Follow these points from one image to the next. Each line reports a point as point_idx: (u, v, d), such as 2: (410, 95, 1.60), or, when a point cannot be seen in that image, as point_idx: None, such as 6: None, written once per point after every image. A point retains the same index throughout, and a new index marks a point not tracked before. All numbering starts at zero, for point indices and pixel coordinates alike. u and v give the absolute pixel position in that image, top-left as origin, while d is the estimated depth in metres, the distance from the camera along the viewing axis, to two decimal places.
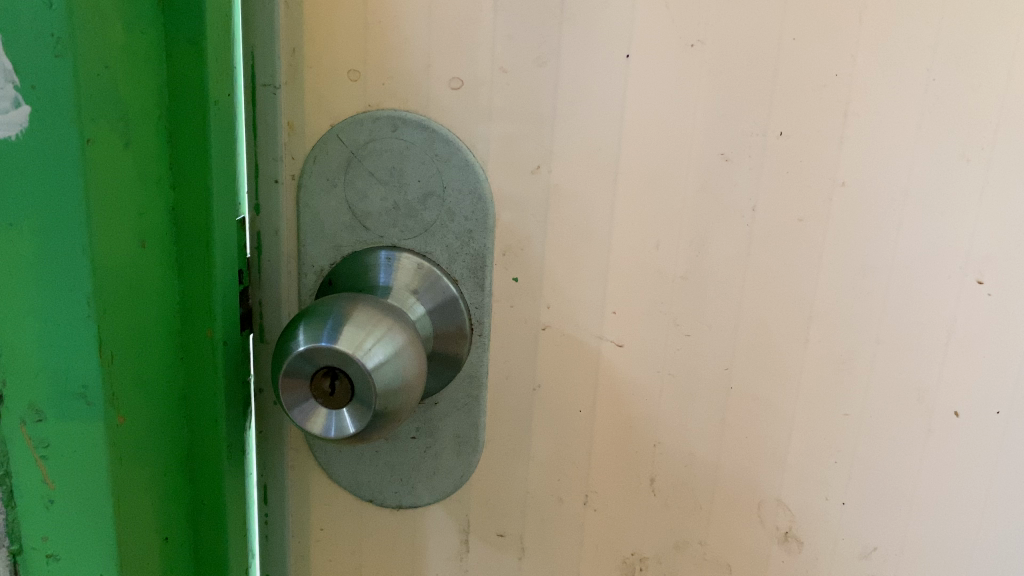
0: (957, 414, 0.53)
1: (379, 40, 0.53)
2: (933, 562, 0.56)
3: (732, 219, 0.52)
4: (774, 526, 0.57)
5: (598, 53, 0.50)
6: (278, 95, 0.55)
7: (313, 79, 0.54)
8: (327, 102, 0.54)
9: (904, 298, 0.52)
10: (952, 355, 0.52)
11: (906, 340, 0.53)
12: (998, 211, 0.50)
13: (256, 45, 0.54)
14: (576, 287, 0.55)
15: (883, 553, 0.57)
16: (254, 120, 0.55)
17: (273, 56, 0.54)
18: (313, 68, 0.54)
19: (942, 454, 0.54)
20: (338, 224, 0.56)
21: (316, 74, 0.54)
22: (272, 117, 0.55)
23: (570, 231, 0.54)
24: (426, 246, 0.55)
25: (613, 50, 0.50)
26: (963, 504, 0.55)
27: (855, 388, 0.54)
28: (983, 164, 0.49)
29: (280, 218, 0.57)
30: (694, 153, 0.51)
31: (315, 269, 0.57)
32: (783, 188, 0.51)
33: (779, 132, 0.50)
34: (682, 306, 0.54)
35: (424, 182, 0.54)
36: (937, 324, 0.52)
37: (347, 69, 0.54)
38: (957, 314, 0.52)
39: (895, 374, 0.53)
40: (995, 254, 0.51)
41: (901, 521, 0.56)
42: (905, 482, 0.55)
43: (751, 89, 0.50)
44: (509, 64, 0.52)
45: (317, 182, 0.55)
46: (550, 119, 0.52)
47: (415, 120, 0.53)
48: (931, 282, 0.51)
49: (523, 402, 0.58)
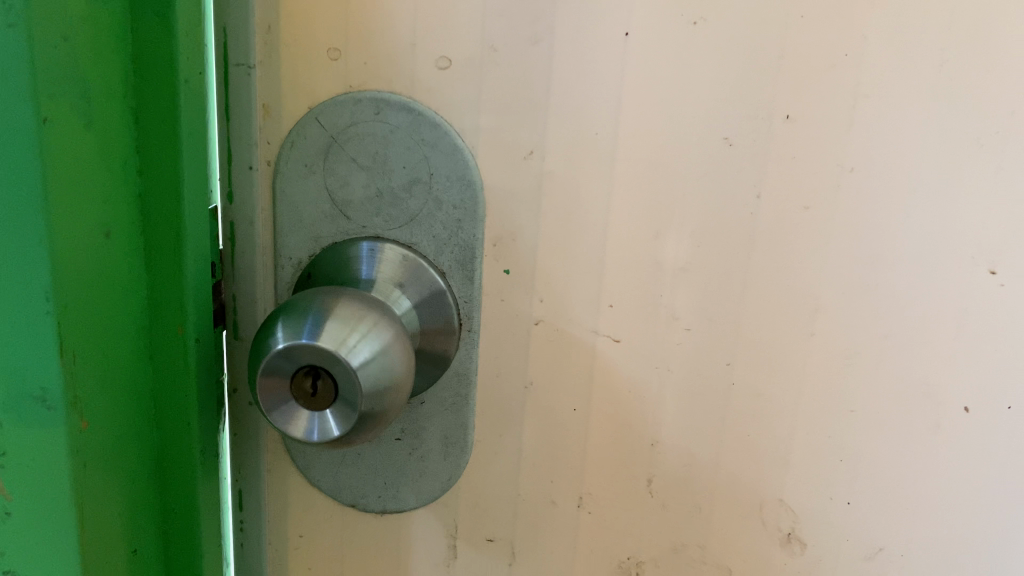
0: (967, 410, 0.51)
1: (361, 16, 0.49)
2: (941, 563, 0.54)
3: (735, 207, 0.49)
4: (776, 527, 0.55)
5: (596, 31, 0.48)
6: (253, 76, 0.51)
7: (290, 58, 0.51)
8: (305, 82, 0.51)
9: (913, 290, 0.50)
10: (963, 348, 0.50)
11: (915, 334, 0.50)
12: (1014, 198, 0.48)
13: (227, 21, 0.50)
14: (571, 280, 0.52)
15: (889, 554, 0.55)
16: (226, 102, 0.52)
17: (246, 33, 0.50)
18: (290, 46, 0.51)
19: (951, 451, 0.52)
20: (317, 213, 0.53)
21: (293, 53, 0.51)
22: (246, 99, 0.52)
23: (564, 221, 0.51)
24: (412, 236, 0.52)
25: (611, 27, 0.47)
26: (974, 503, 0.53)
27: (861, 384, 0.52)
28: (997, 148, 0.47)
29: (255, 207, 0.53)
30: (696, 137, 0.48)
31: (292, 261, 0.54)
32: (789, 173, 0.48)
33: (786, 116, 0.48)
34: (682, 299, 0.51)
35: (409, 168, 0.51)
36: (948, 315, 0.50)
37: (326, 48, 0.50)
38: (968, 305, 0.49)
39: (904, 369, 0.51)
40: (1009, 243, 0.48)
41: (908, 521, 0.54)
42: (913, 480, 0.53)
43: (757, 69, 0.47)
44: (500, 43, 0.48)
45: (294, 168, 0.52)
46: (544, 102, 0.49)
47: (399, 102, 0.50)
48: (942, 273, 0.49)
49: (514, 401, 0.55)
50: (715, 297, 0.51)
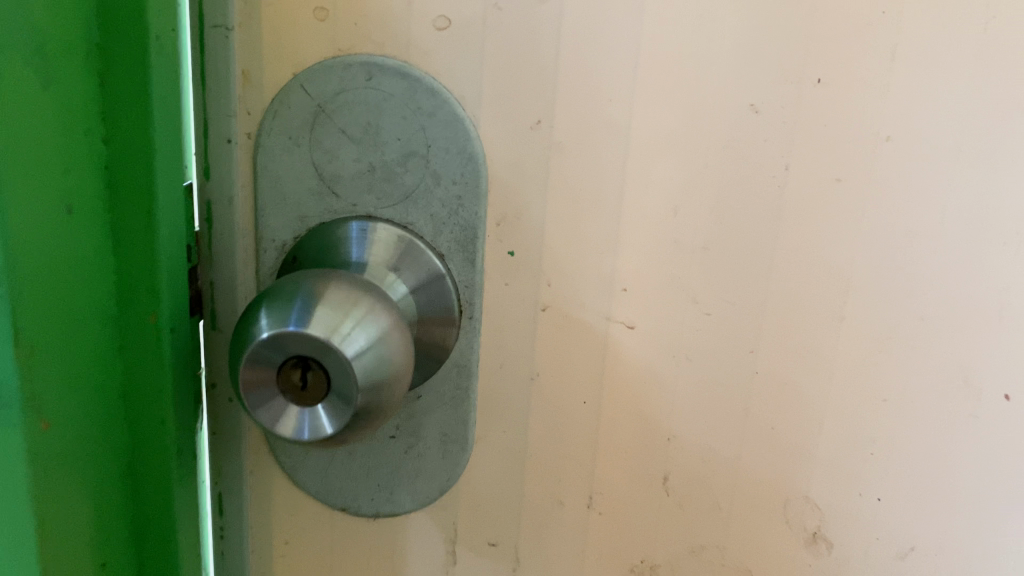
0: (1008, 398, 0.47)
1: None
2: (978, 563, 0.51)
3: (760, 180, 0.45)
4: (800, 526, 0.51)
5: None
6: (232, 38, 0.47)
7: (272, 19, 0.47)
8: (289, 46, 0.47)
9: (951, 269, 0.46)
10: (1006, 332, 0.46)
11: (954, 316, 0.47)
12: None
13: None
14: (582, 262, 0.48)
15: (921, 554, 0.51)
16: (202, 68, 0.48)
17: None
18: (272, 6, 0.47)
19: (989, 442, 0.48)
20: (303, 190, 0.48)
21: (276, 13, 0.47)
22: (225, 65, 0.47)
23: (574, 196, 0.47)
24: (407, 215, 0.48)
25: None
26: (1014, 499, 0.49)
27: (894, 371, 0.48)
28: None
29: (235, 184, 0.49)
30: (720, 104, 0.44)
31: (276, 243, 0.49)
32: (820, 142, 0.45)
33: (817, 79, 0.44)
34: (702, 281, 0.47)
35: (403, 140, 0.47)
36: (989, 296, 0.46)
37: (313, 8, 0.46)
38: (1012, 285, 0.46)
39: (940, 354, 0.47)
40: None
41: (943, 518, 0.50)
42: (948, 474, 0.49)
43: (786, 27, 0.43)
44: (504, 0, 0.44)
45: (277, 141, 0.48)
46: (553, 64, 0.45)
47: (393, 67, 0.46)
48: (983, 250, 0.45)
49: (519, 394, 0.51)
50: (738, 278, 0.47)
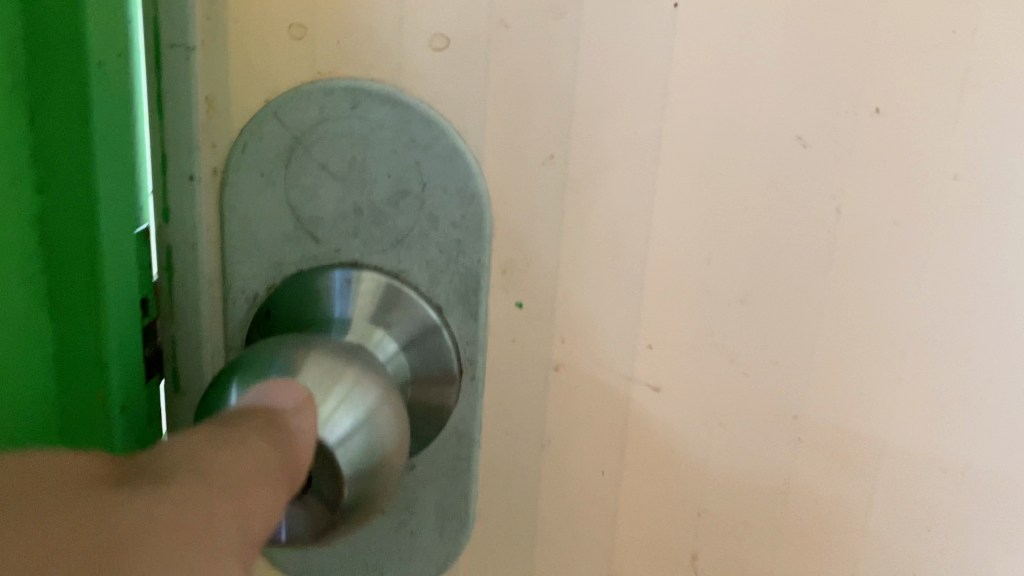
0: None
1: None
2: None
3: (807, 223, 0.40)
4: None
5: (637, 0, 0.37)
6: (192, 60, 0.39)
7: (240, 37, 0.39)
8: (259, 69, 0.40)
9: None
10: None
11: None
12: None
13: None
14: (600, 315, 0.42)
15: None
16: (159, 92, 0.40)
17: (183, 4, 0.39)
18: (239, 22, 0.39)
19: None
20: (277, 234, 0.42)
21: (244, 30, 0.39)
22: (183, 90, 0.40)
23: (593, 240, 0.41)
24: (398, 262, 0.41)
25: None
26: None
27: (956, 440, 0.41)
28: None
29: (198, 228, 0.42)
30: (762, 136, 0.38)
31: (246, 295, 0.43)
32: (876, 180, 0.38)
33: (875, 109, 0.37)
34: (738, 335, 0.42)
35: (395, 176, 0.40)
36: None
37: (287, 24, 0.39)
38: None
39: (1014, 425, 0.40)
40: None
41: None
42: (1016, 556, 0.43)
43: (840, 48, 0.37)
44: (513, 16, 0.38)
45: (247, 177, 0.41)
46: (569, 90, 0.39)
47: (383, 93, 0.39)
48: None
49: (528, 464, 0.45)
50: (779, 332, 0.41)
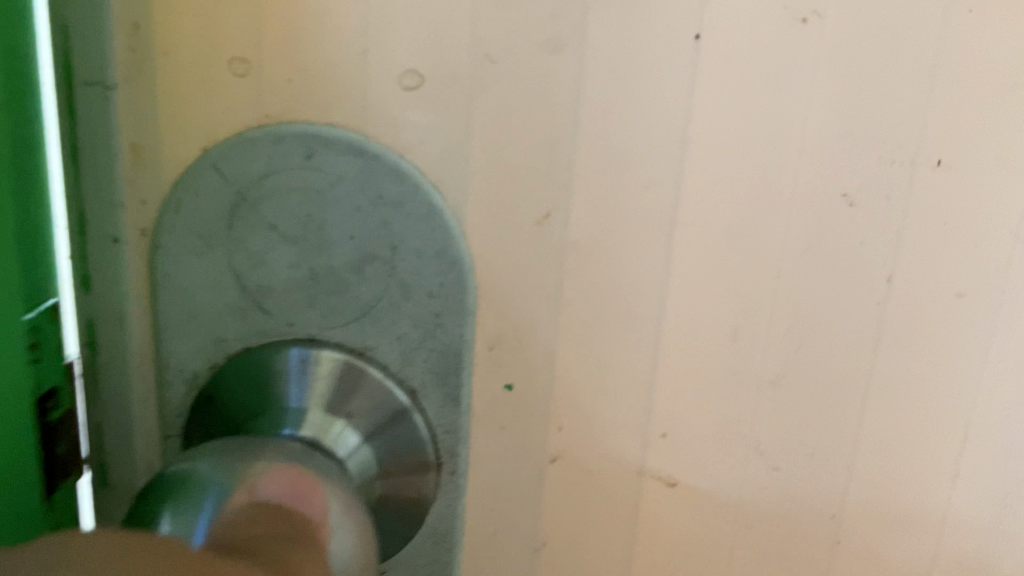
0: None
1: (281, 8, 0.31)
2: None
3: (854, 296, 0.33)
4: None
5: (652, 32, 0.31)
6: (112, 101, 0.33)
7: (170, 73, 0.32)
8: (192, 111, 0.33)
9: None
10: None
11: None
12: None
13: (70, 15, 0.32)
14: (605, 401, 0.35)
15: None
16: (71, 139, 0.33)
17: (100, 34, 0.32)
18: (169, 54, 0.32)
19: None
20: (220, 305, 0.35)
21: (174, 65, 0.32)
22: (101, 136, 0.33)
23: (597, 314, 0.34)
24: (364, 337, 0.35)
25: (674, 26, 0.31)
26: None
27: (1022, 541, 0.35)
28: None
29: (125, 298, 0.35)
30: (801, 193, 0.32)
31: (184, 374, 0.36)
32: (936, 245, 0.32)
33: (937, 162, 0.31)
34: (769, 426, 0.35)
35: (359, 239, 0.34)
36: None
37: (227, 58, 0.32)
38: None
39: None
40: None
41: None
42: None
43: (898, 90, 0.31)
44: (501, 50, 0.31)
45: (182, 239, 0.34)
46: (569, 139, 0.32)
47: (343, 140, 0.32)
48: None
49: (519, 569, 0.38)
50: (817, 422, 0.35)
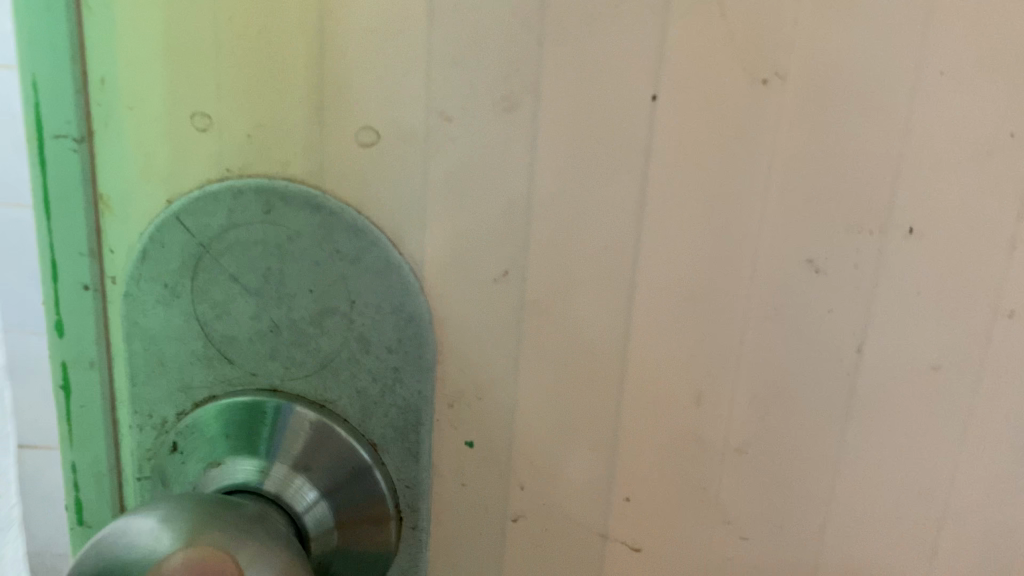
0: None
1: (238, 64, 0.31)
2: None
3: (823, 366, 0.32)
4: None
5: (609, 93, 0.30)
6: (79, 154, 0.33)
7: (136, 126, 0.33)
8: (158, 163, 0.33)
9: None
10: None
11: None
12: None
13: (38, 70, 0.32)
14: (567, 462, 0.35)
15: None
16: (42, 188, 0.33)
17: (66, 90, 0.32)
18: (134, 108, 0.33)
19: None
20: (185, 353, 0.35)
21: (139, 119, 0.33)
22: (68, 187, 0.33)
23: (558, 374, 0.33)
24: (325, 390, 0.35)
25: (629, 87, 0.30)
26: None
27: None
28: None
29: (95, 343, 0.36)
30: (766, 257, 0.31)
31: (152, 419, 0.36)
32: (910, 316, 0.30)
33: (909, 230, 0.30)
34: (736, 493, 0.34)
35: (319, 292, 0.33)
36: None
37: (188, 112, 0.32)
38: None
39: None
40: None
41: None
42: None
43: (866, 154, 0.29)
44: (457, 108, 0.31)
45: (147, 289, 0.34)
46: (526, 199, 0.32)
47: (301, 195, 0.32)
48: None
49: None
50: (788, 496, 0.33)
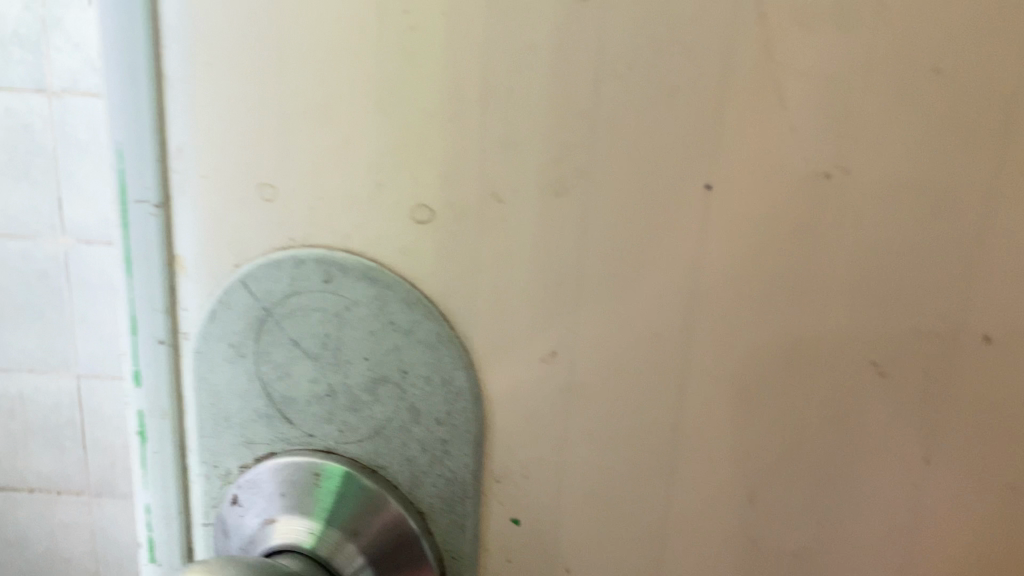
0: None
1: (299, 138, 0.32)
2: None
3: (887, 470, 0.30)
4: None
5: (660, 179, 0.29)
6: (157, 218, 0.34)
7: (209, 193, 0.34)
8: (229, 227, 0.34)
9: None
10: None
11: None
12: None
13: (118, 138, 0.33)
14: (613, 550, 0.34)
15: None
16: (127, 251, 0.35)
17: (146, 161, 0.33)
18: (207, 176, 0.33)
19: None
20: (249, 411, 0.36)
21: (212, 186, 0.34)
22: (146, 249, 0.35)
23: (606, 464, 0.33)
24: (376, 456, 0.35)
25: (681, 175, 0.29)
26: None
27: None
28: None
29: (166, 395, 0.37)
30: (828, 355, 0.29)
31: (219, 470, 0.37)
32: (976, 424, 0.29)
33: (985, 338, 0.29)
34: None
35: (371, 361, 0.34)
36: None
37: (256, 182, 0.33)
38: None
39: None
40: None
41: None
42: None
43: (934, 251, 0.28)
44: (506, 190, 0.31)
45: (215, 348, 0.35)
46: (575, 285, 0.31)
47: (357, 268, 0.33)
48: None
49: None
50: None
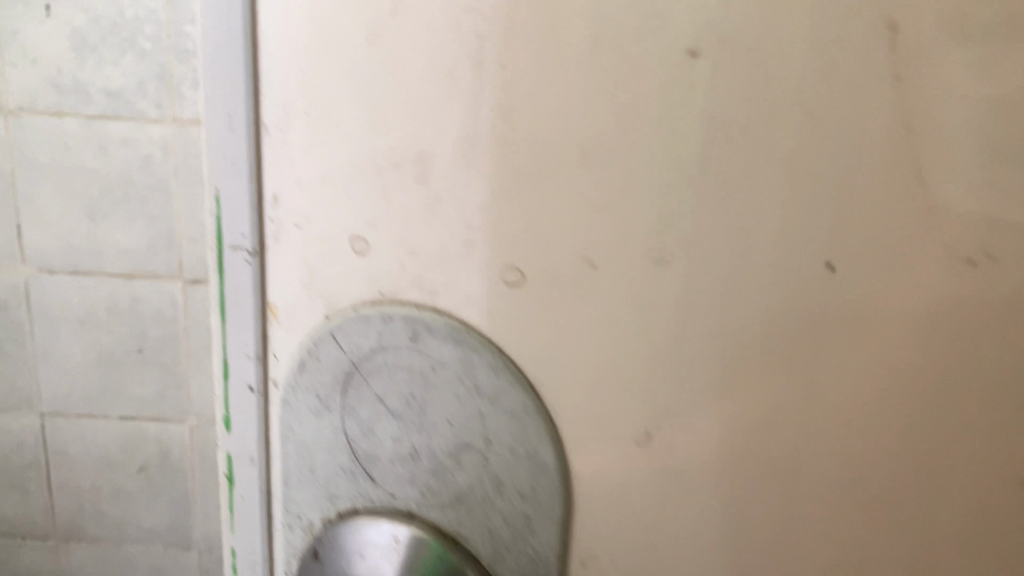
0: None
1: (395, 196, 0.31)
2: None
3: None
4: None
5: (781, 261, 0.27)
6: (252, 264, 0.34)
7: (301, 244, 0.33)
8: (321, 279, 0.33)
9: None
10: None
11: None
12: None
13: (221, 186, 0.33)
14: None
15: None
16: (222, 296, 0.35)
17: (242, 207, 0.33)
18: (301, 226, 0.33)
19: None
20: (332, 466, 0.35)
21: (304, 237, 0.33)
22: (237, 294, 0.34)
23: (702, 556, 0.31)
24: (459, 524, 0.33)
25: (805, 256, 0.27)
26: None
27: None
28: None
29: (254, 441, 0.36)
30: (965, 465, 0.27)
31: (302, 522, 0.36)
32: None
33: None
34: None
35: (457, 425, 0.32)
36: None
37: (350, 236, 0.32)
38: None
39: None
40: None
41: None
42: None
43: None
44: (601, 257, 0.29)
45: (302, 399, 0.34)
46: (672, 366, 0.29)
47: (444, 328, 0.32)
48: None
49: None
50: None
